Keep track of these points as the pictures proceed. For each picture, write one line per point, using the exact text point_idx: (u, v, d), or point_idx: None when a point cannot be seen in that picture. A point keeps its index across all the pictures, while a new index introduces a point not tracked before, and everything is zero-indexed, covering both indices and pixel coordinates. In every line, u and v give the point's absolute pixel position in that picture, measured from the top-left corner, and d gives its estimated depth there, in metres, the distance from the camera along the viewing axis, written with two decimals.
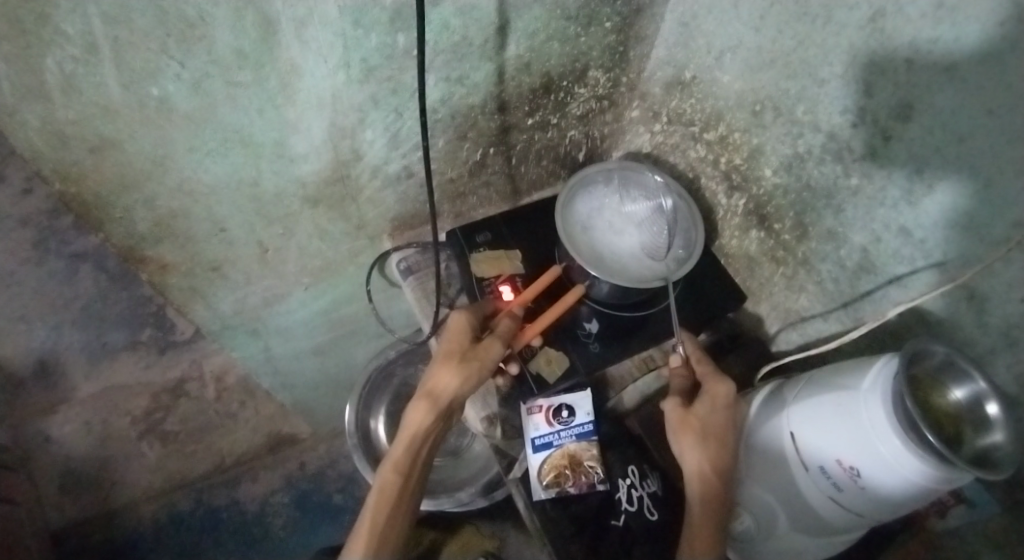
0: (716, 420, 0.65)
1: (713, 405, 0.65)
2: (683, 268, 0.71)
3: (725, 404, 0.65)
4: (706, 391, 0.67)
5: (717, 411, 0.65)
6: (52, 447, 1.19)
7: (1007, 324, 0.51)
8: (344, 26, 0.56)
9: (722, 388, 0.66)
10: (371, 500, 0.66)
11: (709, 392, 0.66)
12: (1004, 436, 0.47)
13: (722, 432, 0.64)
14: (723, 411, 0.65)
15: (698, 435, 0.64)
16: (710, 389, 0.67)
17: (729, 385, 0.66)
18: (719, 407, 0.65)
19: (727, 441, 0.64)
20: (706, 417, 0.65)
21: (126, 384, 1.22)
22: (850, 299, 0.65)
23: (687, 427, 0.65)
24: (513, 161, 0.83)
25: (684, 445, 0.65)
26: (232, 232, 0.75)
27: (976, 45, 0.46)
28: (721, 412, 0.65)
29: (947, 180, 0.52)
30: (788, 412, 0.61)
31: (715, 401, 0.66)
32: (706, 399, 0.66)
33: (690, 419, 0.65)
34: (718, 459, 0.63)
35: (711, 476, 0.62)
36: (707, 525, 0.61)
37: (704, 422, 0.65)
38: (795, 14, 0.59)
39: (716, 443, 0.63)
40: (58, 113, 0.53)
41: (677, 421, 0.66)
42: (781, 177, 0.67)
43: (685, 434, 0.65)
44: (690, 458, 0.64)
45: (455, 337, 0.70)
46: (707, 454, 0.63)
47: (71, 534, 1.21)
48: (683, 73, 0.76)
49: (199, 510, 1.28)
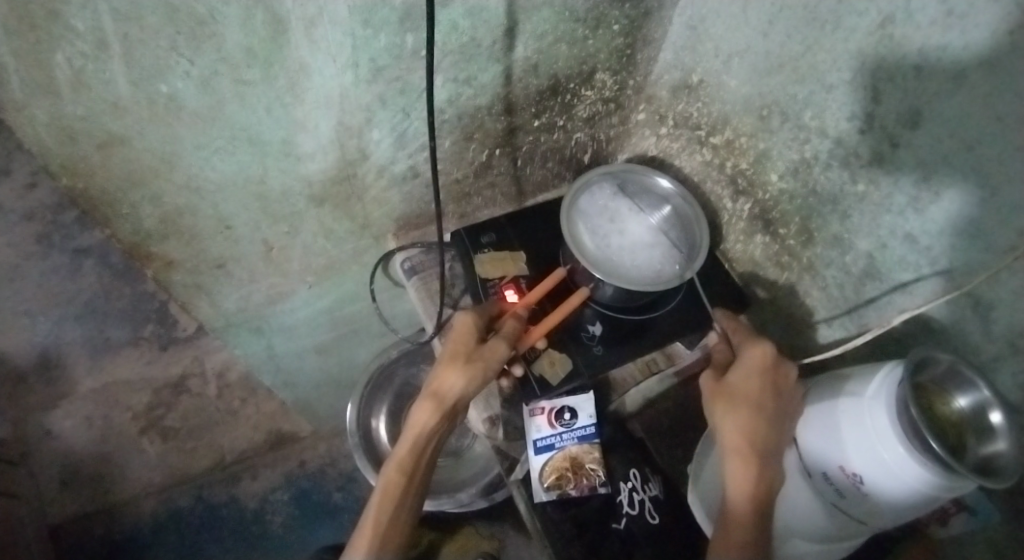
0: (752, 382, 0.63)
1: (747, 368, 0.64)
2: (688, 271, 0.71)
3: (762, 366, 0.63)
4: (743, 357, 0.65)
5: (753, 373, 0.63)
6: (53, 442, 1.19)
7: (1011, 333, 0.51)
8: (353, 26, 0.56)
9: (758, 351, 0.64)
10: (374, 500, 0.66)
11: (745, 357, 0.65)
12: (1007, 445, 0.47)
13: (758, 392, 0.62)
14: (759, 373, 0.63)
15: (729, 401, 0.63)
16: (747, 353, 0.65)
17: (768, 348, 0.64)
18: (756, 369, 0.63)
19: (762, 400, 0.61)
20: (740, 383, 0.63)
21: (129, 380, 1.20)
22: (855, 305, 0.65)
23: (718, 397, 0.64)
24: (519, 162, 0.83)
25: (717, 414, 0.63)
26: (237, 230, 0.75)
27: (983, 53, 0.46)
28: (756, 374, 0.63)
29: (952, 188, 0.52)
30: (834, 381, 0.58)
31: (751, 363, 0.64)
32: (741, 364, 0.65)
33: (721, 387, 0.64)
34: (755, 420, 0.60)
35: (749, 442, 0.59)
36: (742, 497, 0.57)
37: (736, 386, 0.63)
38: (804, 20, 0.59)
39: (750, 403, 0.61)
40: (66, 109, 0.53)
41: (709, 392, 0.65)
42: (787, 183, 0.67)
43: (716, 404, 0.64)
44: (724, 425, 0.62)
45: (460, 337, 0.70)
46: (740, 416, 0.61)
47: (69, 531, 1.22)
48: (689, 77, 0.76)
49: (200, 507, 1.29)
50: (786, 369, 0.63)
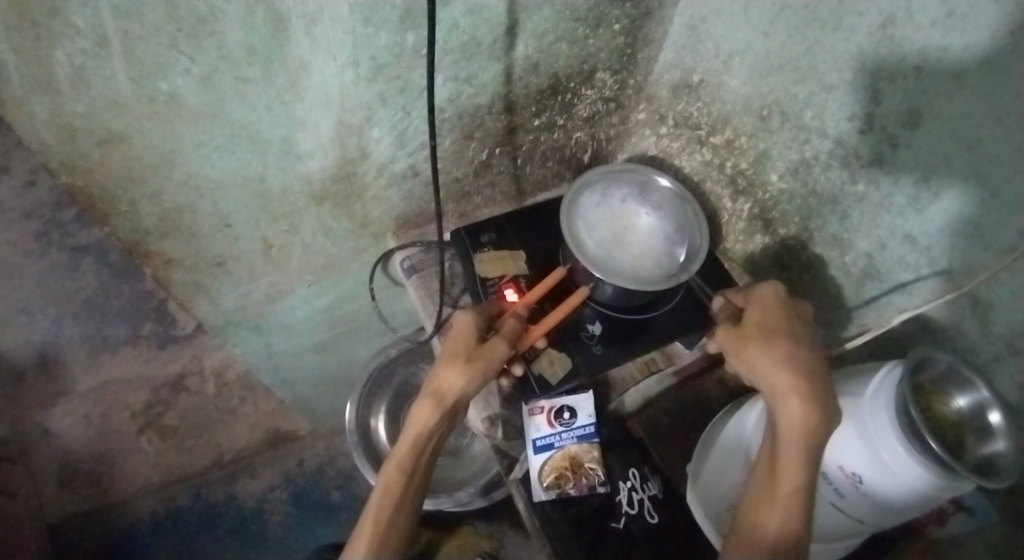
0: (775, 320, 0.59)
1: (766, 307, 0.60)
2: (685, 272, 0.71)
3: (778, 304, 0.60)
4: (756, 299, 0.62)
5: (773, 313, 0.59)
6: (52, 441, 1.22)
7: (1010, 333, 0.52)
8: (354, 24, 0.56)
9: (770, 291, 0.61)
10: (374, 499, 0.66)
11: (759, 298, 0.61)
12: (1006, 446, 0.47)
13: (785, 329, 0.58)
14: (779, 310, 0.60)
15: (761, 341, 0.57)
16: (760, 294, 0.62)
17: (776, 287, 0.61)
18: (775, 309, 0.60)
19: (793, 337, 0.57)
20: (763, 323, 0.59)
21: (127, 380, 1.27)
22: (854, 305, 0.65)
23: (746, 339, 0.59)
24: (519, 161, 0.83)
25: (751, 357, 0.57)
26: (237, 228, 0.75)
27: (984, 54, 0.46)
28: (777, 312, 0.59)
29: (952, 189, 0.52)
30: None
31: (768, 304, 0.60)
32: (757, 305, 0.61)
33: (747, 330, 0.59)
34: (796, 357, 0.55)
35: (803, 380, 0.53)
36: (808, 438, 0.51)
37: (762, 327, 0.59)
38: (805, 20, 0.59)
39: (786, 339, 0.56)
40: (66, 106, 0.53)
41: (735, 337, 0.59)
42: (787, 183, 0.68)
43: (748, 346, 0.58)
44: (765, 368, 0.56)
45: (461, 336, 0.70)
46: (780, 355, 0.56)
47: (68, 527, 1.20)
48: (690, 77, 0.76)
49: (197, 506, 1.25)
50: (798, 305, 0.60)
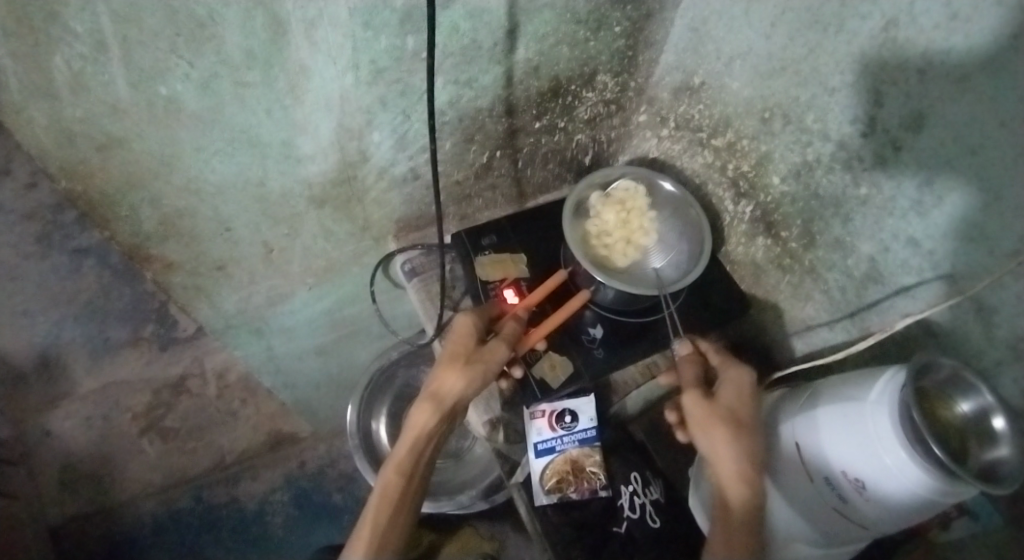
0: (744, 408, 0.63)
1: (739, 394, 0.64)
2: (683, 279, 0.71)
3: (749, 393, 0.64)
4: (728, 380, 0.65)
5: (744, 401, 0.63)
6: (53, 443, 1.18)
7: (1012, 337, 0.51)
8: (354, 27, 0.55)
9: (744, 379, 0.65)
10: (373, 501, 0.65)
11: (732, 382, 0.65)
12: (1009, 451, 0.47)
13: (750, 421, 0.62)
14: (749, 400, 0.63)
15: (730, 425, 0.61)
16: (733, 378, 0.65)
17: (750, 376, 0.65)
18: (745, 397, 0.64)
19: (755, 429, 0.61)
20: (734, 407, 0.63)
21: (127, 381, 1.19)
22: (856, 309, 0.65)
23: (716, 417, 0.62)
24: (520, 164, 0.83)
25: (717, 436, 0.60)
26: (237, 232, 0.75)
27: (989, 57, 0.46)
28: (747, 401, 0.63)
29: (956, 192, 0.52)
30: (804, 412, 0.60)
31: (739, 389, 0.64)
32: (730, 389, 0.64)
33: (717, 409, 0.62)
34: (754, 447, 0.60)
35: (754, 478, 0.58)
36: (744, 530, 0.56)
37: (733, 411, 0.62)
38: (807, 22, 0.59)
39: (751, 433, 0.61)
40: (65, 110, 0.53)
41: (706, 410, 0.62)
42: (789, 186, 0.67)
43: (716, 426, 0.61)
44: (726, 451, 0.59)
45: (460, 338, 0.70)
46: (740, 442, 0.60)
47: (69, 530, 1.23)
48: (692, 79, 0.75)
49: (199, 508, 1.30)
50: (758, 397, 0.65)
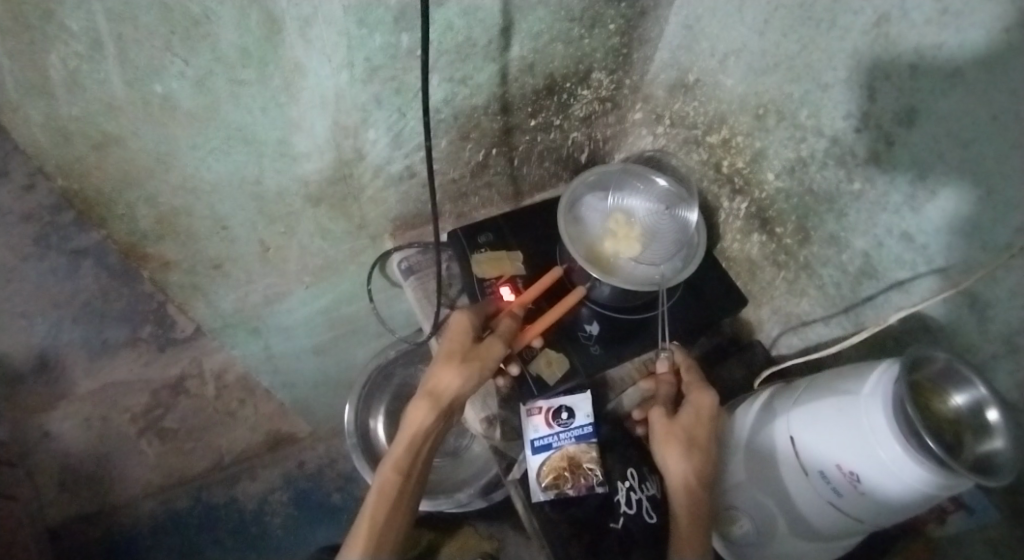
0: (700, 429, 0.65)
1: (697, 415, 0.66)
2: (674, 279, 0.71)
3: (710, 413, 0.66)
4: (691, 400, 0.67)
5: (701, 422, 0.65)
6: (51, 443, 1.19)
7: (1007, 331, 0.51)
8: (348, 26, 0.56)
9: (706, 399, 0.66)
10: (370, 498, 0.65)
11: (694, 402, 0.67)
12: (1004, 443, 0.47)
13: (705, 441, 0.64)
14: (707, 420, 0.65)
15: (681, 446, 0.64)
16: (696, 399, 0.67)
17: (713, 397, 0.66)
18: (703, 418, 0.66)
19: (708, 450, 0.64)
20: (690, 427, 0.65)
21: (126, 382, 1.22)
22: (851, 304, 0.65)
23: (669, 438, 0.65)
24: (516, 162, 0.83)
25: (668, 457, 0.64)
26: (234, 230, 0.75)
27: (980, 51, 0.46)
28: (704, 422, 0.65)
29: (949, 186, 0.52)
30: (782, 421, 0.61)
31: (700, 409, 0.66)
32: (691, 409, 0.66)
33: (673, 429, 0.65)
34: (702, 467, 0.63)
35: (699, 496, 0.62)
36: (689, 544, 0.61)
37: (688, 432, 0.65)
38: (799, 18, 0.59)
39: (700, 454, 0.63)
40: (61, 109, 0.53)
41: (662, 431, 0.66)
42: (784, 182, 0.67)
43: (667, 446, 0.65)
44: (674, 472, 0.63)
45: (456, 336, 0.70)
46: (690, 462, 0.63)
47: (69, 530, 1.22)
48: (686, 76, 0.76)
49: (199, 508, 1.29)
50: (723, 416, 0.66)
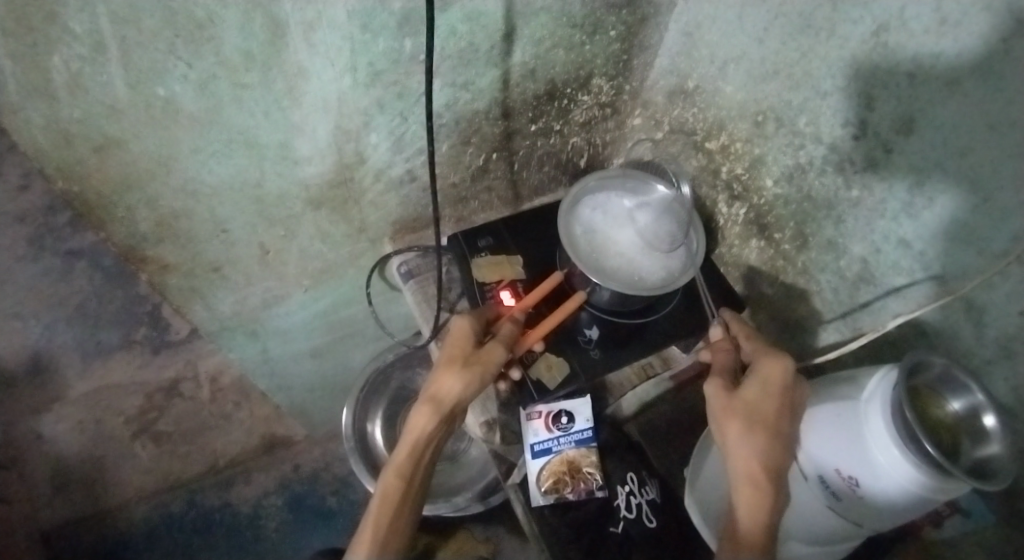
0: (768, 403, 0.59)
1: (764, 386, 0.60)
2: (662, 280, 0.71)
3: (781, 386, 0.59)
4: (758, 371, 0.61)
5: (769, 395, 0.59)
6: (43, 446, 1.20)
7: (1005, 336, 0.52)
8: (352, 30, 0.56)
9: (777, 370, 0.60)
10: (373, 505, 0.65)
11: (762, 373, 0.60)
12: (1000, 447, 0.47)
13: (773, 417, 0.58)
14: (775, 392, 0.59)
15: (743, 423, 0.59)
16: (764, 369, 0.61)
17: (785, 366, 0.60)
18: (772, 390, 0.59)
19: (777, 428, 0.58)
20: (756, 402, 0.60)
21: (120, 385, 1.23)
22: (850, 309, 0.66)
23: (730, 414, 0.60)
24: (516, 166, 0.84)
25: (729, 434, 0.59)
26: (234, 233, 0.75)
27: (978, 60, 0.47)
28: (773, 395, 0.59)
29: (947, 194, 0.52)
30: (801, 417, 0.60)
31: (769, 381, 0.60)
32: (757, 380, 0.60)
33: (733, 404, 0.60)
34: (768, 447, 0.58)
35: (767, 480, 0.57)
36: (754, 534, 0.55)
37: (753, 407, 0.59)
38: (799, 27, 0.60)
39: (766, 432, 0.58)
40: (63, 111, 0.53)
41: (719, 407, 0.61)
42: (783, 188, 0.68)
43: (728, 424, 0.60)
44: (735, 452, 0.59)
45: (457, 342, 0.70)
46: (754, 442, 0.58)
47: (61, 536, 1.19)
48: (686, 83, 0.76)
49: (191, 512, 1.25)
50: (799, 387, 0.60)
